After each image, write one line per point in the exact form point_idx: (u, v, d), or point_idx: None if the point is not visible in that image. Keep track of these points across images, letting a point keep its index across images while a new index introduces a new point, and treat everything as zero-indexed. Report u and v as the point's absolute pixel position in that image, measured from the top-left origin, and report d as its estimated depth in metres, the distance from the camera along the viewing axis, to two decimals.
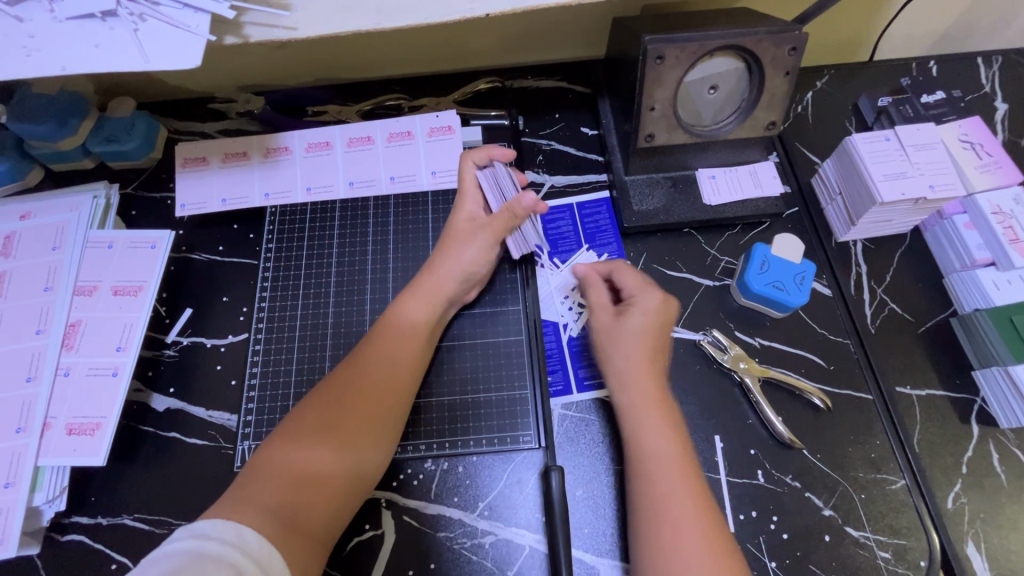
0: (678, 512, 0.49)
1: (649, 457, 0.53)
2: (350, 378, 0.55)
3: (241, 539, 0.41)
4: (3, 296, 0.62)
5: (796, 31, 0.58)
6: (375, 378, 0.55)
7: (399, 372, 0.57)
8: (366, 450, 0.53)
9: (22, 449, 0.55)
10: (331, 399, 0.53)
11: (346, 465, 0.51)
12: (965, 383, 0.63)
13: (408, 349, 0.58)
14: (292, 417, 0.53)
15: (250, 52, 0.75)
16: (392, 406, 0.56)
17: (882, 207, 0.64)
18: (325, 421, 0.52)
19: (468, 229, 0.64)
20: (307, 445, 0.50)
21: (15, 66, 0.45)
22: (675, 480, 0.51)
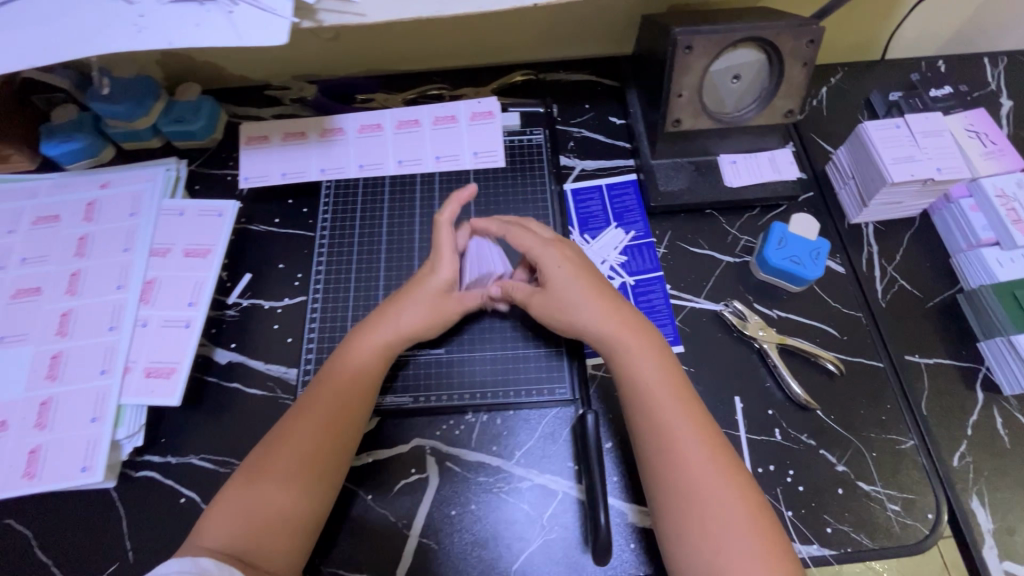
0: (682, 438, 0.54)
1: (653, 418, 0.56)
2: (298, 430, 0.57)
3: (200, 566, 0.45)
4: (86, 255, 0.68)
5: (814, 25, 0.64)
6: (328, 424, 0.57)
7: (350, 413, 0.59)
8: (323, 492, 0.56)
9: (106, 389, 0.60)
10: (285, 450, 0.56)
11: (308, 508, 0.55)
12: (971, 354, 0.68)
13: (358, 390, 0.60)
14: (254, 462, 0.56)
15: (307, 43, 0.82)
16: (344, 448, 0.58)
17: (892, 188, 0.69)
18: (279, 480, 0.54)
19: (427, 286, 0.63)
20: (266, 499, 0.53)
21: (127, 40, 0.52)
22: (671, 408, 0.56)
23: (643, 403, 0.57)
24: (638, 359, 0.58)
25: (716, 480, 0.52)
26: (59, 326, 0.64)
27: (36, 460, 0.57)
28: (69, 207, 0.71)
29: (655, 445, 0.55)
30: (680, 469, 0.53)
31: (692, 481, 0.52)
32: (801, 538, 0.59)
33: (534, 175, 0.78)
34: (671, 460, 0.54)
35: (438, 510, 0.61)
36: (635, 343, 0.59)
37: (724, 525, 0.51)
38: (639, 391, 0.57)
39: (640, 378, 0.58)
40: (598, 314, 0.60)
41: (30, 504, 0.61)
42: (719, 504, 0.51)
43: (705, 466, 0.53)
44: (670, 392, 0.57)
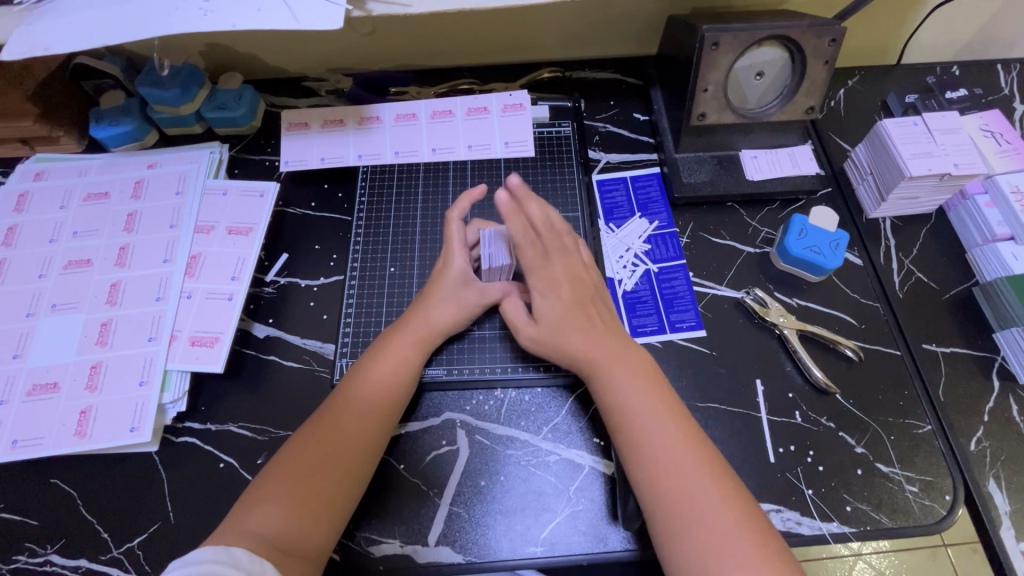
0: (669, 452, 0.54)
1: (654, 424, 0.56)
2: (311, 440, 0.56)
3: (233, 558, 0.45)
4: (134, 230, 0.71)
5: (836, 25, 0.66)
6: (351, 418, 0.58)
7: (374, 407, 0.59)
8: (336, 502, 0.55)
9: (153, 355, 0.63)
10: (304, 448, 0.56)
11: (321, 518, 0.53)
12: (986, 344, 0.70)
13: (374, 399, 0.59)
14: (279, 457, 0.56)
15: (345, 38, 0.85)
16: (361, 457, 0.57)
17: (910, 182, 0.72)
18: (289, 491, 0.53)
19: (445, 282, 0.66)
20: (276, 509, 0.51)
21: (192, 22, 0.55)
22: (653, 423, 0.56)
23: (625, 420, 0.57)
24: (616, 376, 0.59)
25: (710, 493, 0.51)
26: (109, 295, 0.67)
27: (87, 420, 0.60)
28: (117, 185, 0.75)
29: (641, 462, 0.54)
30: (668, 486, 0.52)
31: (683, 497, 0.52)
32: (821, 516, 0.61)
33: (561, 165, 0.81)
34: (658, 476, 0.53)
35: (468, 480, 0.63)
36: (610, 360, 0.60)
37: (723, 543, 0.49)
38: (620, 408, 0.57)
39: (619, 397, 0.58)
40: (579, 328, 0.61)
41: (76, 466, 0.63)
42: (714, 521, 0.50)
43: (696, 479, 0.52)
44: (650, 406, 0.57)
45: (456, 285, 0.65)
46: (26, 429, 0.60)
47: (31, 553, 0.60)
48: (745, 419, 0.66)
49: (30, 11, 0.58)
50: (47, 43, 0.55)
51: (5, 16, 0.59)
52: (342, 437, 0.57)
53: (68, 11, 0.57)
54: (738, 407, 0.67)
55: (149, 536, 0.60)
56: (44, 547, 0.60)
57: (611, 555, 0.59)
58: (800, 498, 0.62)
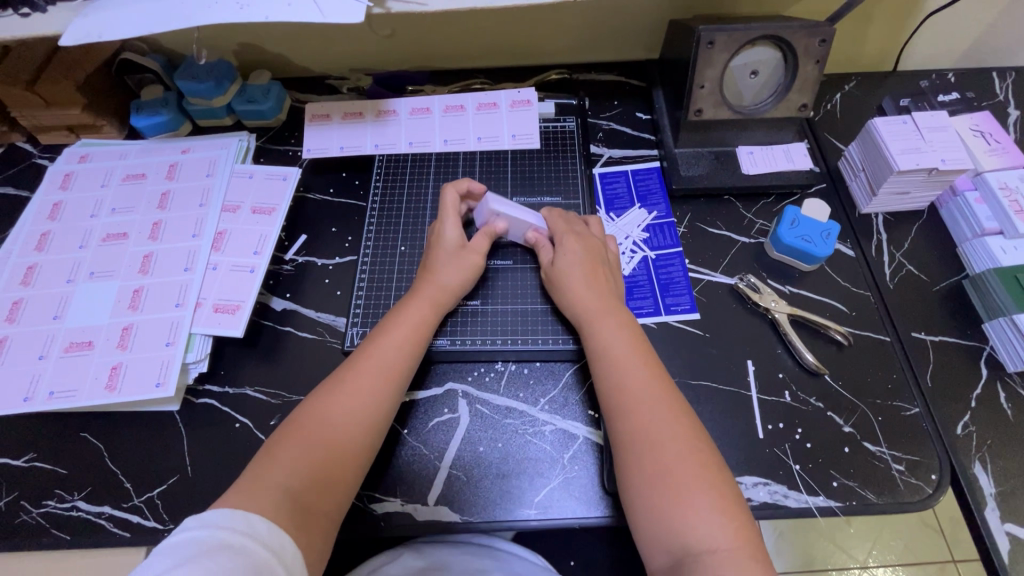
0: (640, 394, 0.57)
1: (636, 392, 0.57)
2: (330, 398, 0.59)
3: (251, 526, 0.48)
4: (167, 207, 0.77)
5: (826, 26, 0.70)
6: (366, 377, 0.61)
7: (388, 368, 0.62)
8: (354, 459, 0.58)
9: (179, 319, 0.68)
10: (323, 405, 0.59)
11: (342, 474, 0.57)
12: (975, 333, 0.72)
13: (390, 362, 0.63)
14: (299, 413, 0.59)
15: (367, 39, 0.92)
16: (377, 415, 0.60)
17: (899, 176, 0.74)
18: (308, 447, 0.56)
19: (449, 255, 0.70)
20: (295, 462, 0.55)
21: (230, 14, 0.61)
22: (630, 369, 0.59)
23: (605, 367, 0.60)
24: (605, 328, 0.63)
25: (673, 436, 0.54)
26: (142, 265, 0.72)
27: (117, 375, 0.65)
28: (153, 167, 0.81)
29: (613, 402, 0.58)
30: (635, 423, 0.56)
31: (647, 435, 0.55)
32: (808, 490, 0.63)
33: (565, 158, 0.85)
34: (625, 416, 0.57)
35: (468, 447, 0.66)
36: (601, 318, 0.64)
37: (676, 479, 0.52)
38: (603, 355, 0.61)
39: (604, 346, 0.62)
40: (581, 294, 0.66)
41: (103, 421, 0.68)
42: (672, 459, 0.53)
43: (662, 421, 0.55)
44: (632, 357, 0.60)
45: (453, 249, 0.71)
46: (61, 382, 0.65)
47: (59, 499, 0.64)
48: (735, 397, 0.68)
49: (87, 5, 0.65)
50: (101, 31, 0.62)
51: (65, 9, 0.66)
52: (362, 399, 0.60)
53: (121, 4, 0.63)
54: (730, 386, 0.69)
55: (168, 487, 0.64)
56: (71, 494, 0.64)
57: (600, 519, 0.62)
58: (787, 472, 0.64)
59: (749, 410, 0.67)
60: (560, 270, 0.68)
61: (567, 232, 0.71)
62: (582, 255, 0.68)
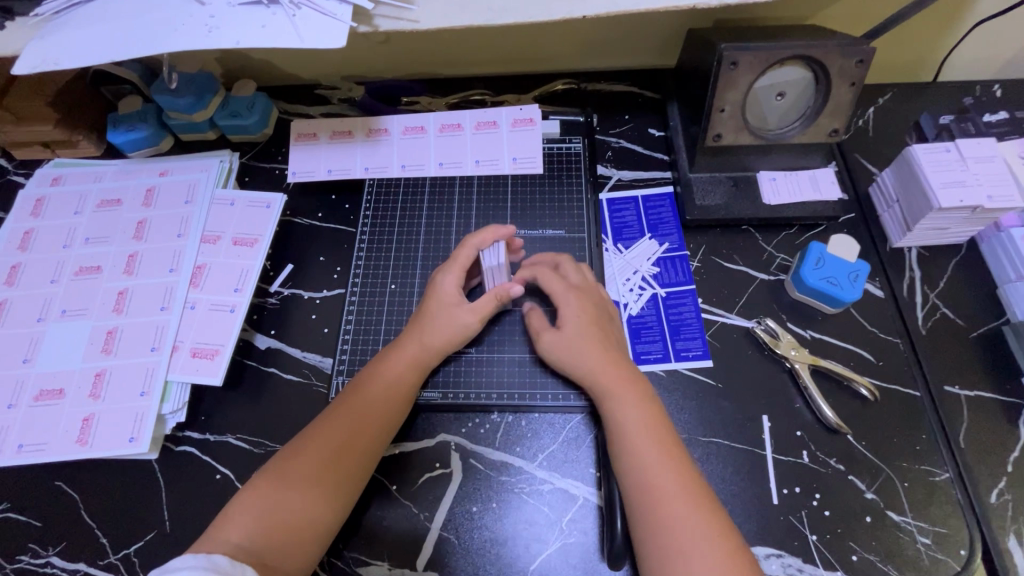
0: (664, 486, 0.53)
1: (656, 473, 0.53)
2: (298, 454, 0.56)
3: (212, 563, 0.45)
4: (143, 238, 0.72)
5: (865, 45, 0.63)
6: (339, 434, 0.57)
7: (363, 425, 0.58)
8: (321, 518, 0.54)
9: (155, 365, 0.65)
10: (294, 462, 0.56)
11: (307, 534, 0.53)
12: (1015, 388, 0.66)
13: (366, 418, 0.59)
14: (269, 467, 0.56)
15: (358, 47, 0.85)
16: (348, 474, 0.57)
17: (939, 214, 0.67)
18: (268, 503, 0.53)
19: (436, 300, 0.65)
20: (253, 518, 0.52)
21: (197, 39, 0.55)
22: (649, 449, 0.55)
23: (621, 446, 0.56)
24: (624, 393, 0.59)
25: (698, 533, 0.50)
26: (116, 303, 0.68)
27: (89, 428, 0.62)
28: (130, 192, 0.76)
29: (636, 494, 0.53)
30: (659, 520, 0.51)
31: (674, 533, 0.50)
32: (825, 564, 0.58)
33: (570, 182, 0.79)
34: (650, 512, 0.52)
35: (460, 506, 0.62)
36: (614, 386, 0.59)
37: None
38: (622, 439, 0.56)
39: (622, 427, 0.57)
40: (593, 363, 0.61)
41: (80, 470, 0.65)
42: (698, 561, 0.49)
43: (686, 507, 0.51)
44: (653, 431, 0.56)
45: (448, 302, 0.65)
46: (31, 434, 0.62)
47: (33, 555, 0.61)
48: (749, 456, 0.63)
49: (43, 24, 0.59)
50: (57, 58, 0.56)
51: (21, 27, 0.60)
52: (328, 458, 0.56)
53: (79, 25, 0.57)
54: (743, 443, 0.64)
55: (145, 544, 0.61)
56: (46, 549, 0.61)
57: None
58: (803, 543, 0.59)
59: (763, 471, 0.62)
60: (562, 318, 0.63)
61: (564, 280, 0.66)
62: (579, 305, 0.64)
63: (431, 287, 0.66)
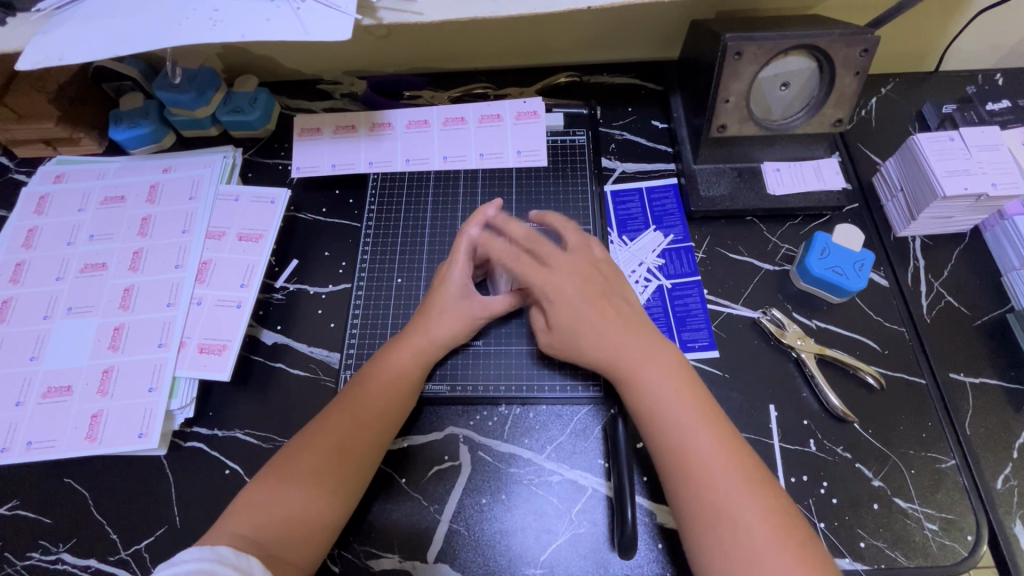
0: (696, 442, 0.52)
1: (690, 447, 0.52)
2: (319, 431, 0.57)
3: (218, 554, 0.45)
4: (148, 235, 0.72)
5: (869, 34, 0.63)
6: (342, 429, 0.57)
7: (365, 419, 0.58)
8: (326, 510, 0.54)
9: (162, 361, 0.65)
10: (298, 457, 0.56)
11: (326, 508, 0.54)
12: (1019, 375, 0.66)
13: (380, 400, 0.59)
14: (273, 463, 0.56)
15: (359, 41, 0.84)
16: (351, 468, 0.56)
17: (944, 202, 0.68)
18: (275, 498, 0.53)
19: (445, 294, 0.65)
20: (261, 512, 0.52)
21: (202, 33, 0.55)
22: (683, 421, 0.54)
23: (652, 420, 0.55)
24: (644, 366, 0.57)
25: (734, 484, 0.50)
26: (122, 300, 0.68)
27: (98, 424, 0.62)
28: (133, 189, 0.75)
29: (667, 450, 0.53)
30: (697, 482, 0.51)
31: (709, 485, 0.51)
32: (833, 551, 0.59)
33: (574, 175, 0.79)
34: (683, 468, 0.52)
35: (469, 498, 0.62)
36: (636, 359, 0.58)
37: (751, 544, 0.48)
38: (645, 398, 0.56)
39: (652, 399, 0.56)
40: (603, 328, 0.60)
41: (89, 466, 0.65)
42: (738, 514, 0.49)
43: (727, 476, 0.51)
44: (680, 402, 0.55)
45: (457, 296, 0.65)
46: (40, 432, 0.62)
47: (44, 551, 0.61)
48: (756, 446, 0.64)
49: (46, 19, 0.59)
50: (61, 53, 0.56)
51: (24, 23, 0.59)
52: (332, 452, 0.56)
53: (82, 20, 0.57)
54: (750, 433, 0.64)
55: (156, 539, 0.61)
56: (56, 546, 0.61)
57: None
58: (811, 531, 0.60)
59: (771, 460, 0.63)
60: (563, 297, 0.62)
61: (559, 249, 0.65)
62: (580, 283, 0.62)
63: (439, 281, 0.66)
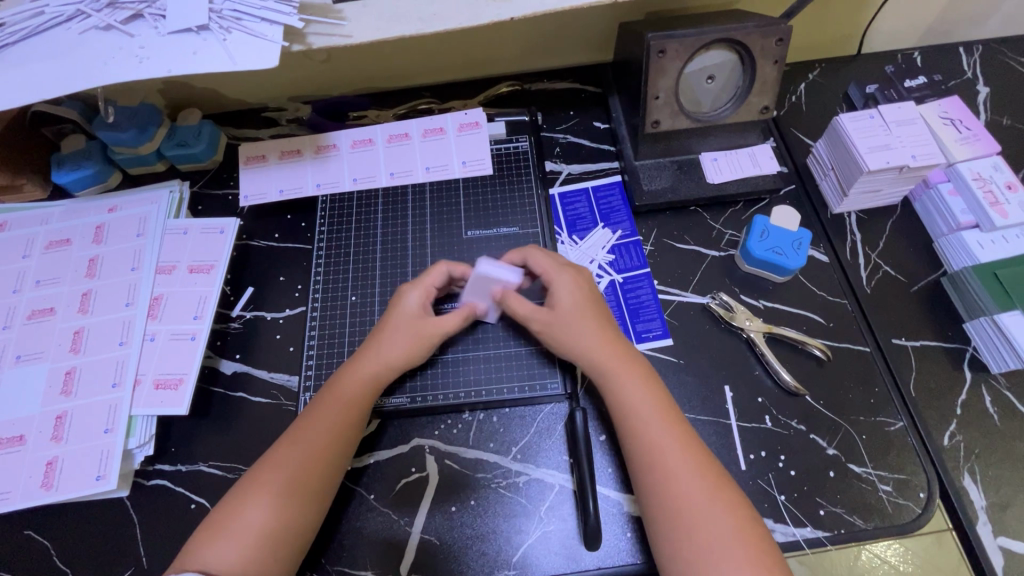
0: (667, 453, 0.55)
1: (658, 456, 0.55)
2: (297, 438, 0.58)
3: None
4: (96, 275, 0.71)
5: (781, 25, 0.66)
6: (305, 454, 0.57)
7: (324, 443, 0.58)
8: (297, 531, 0.55)
9: (118, 401, 0.64)
10: (260, 487, 0.55)
11: (298, 527, 0.55)
12: (957, 335, 0.69)
13: (336, 422, 0.60)
14: (236, 493, 0.56)
15: (300, 66, 0.85)
16: (318, 491, 0.57)
17: (869, 176, 0.71)
18: (245, 527, 0.53)
19: (400, 316, 0.65)
20: (237, 542, 0.52)
21: (130, 68, 0.56)
22: (658, 432, 0.57)
23: (628, 425, 0.58)
24: (626, 379, 0.60)
25: (698, 491, 0.53)
26: (73, 343, 0.67)
27: (54, 471, 0.61)
28: (79, 231, 0.75)
29: (642, 464, 0.56)
30: (666, 488, 0.54)
31: (681, 497, 0.53)
32: (795, 521, 0.60)
33: (520, 180, 0.80)
34: (655, 475, 0.55)
35: (438, 509, 0.63)
36: (620, 366, 0.61)
37: (714, 540, 0.51)
38: (626, 417, 0.58)
39: (628, 405, 0.59)
40: (590, 341, 0.62)
41: (51, 516, 0.63)
42: (705, 522, 0.52)
43: (694, 481, 0.54)
44: (654, 411, 0.58)
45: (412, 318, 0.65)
46: None
47: None
48: (716, 427, 0.65)
49: None
50: None
51: None
52: (293, 477, 0.56)
53: (7, 66, 0.57)
54: (710, 415, 0.66)
55: None
56: None
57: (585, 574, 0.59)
58: (773, 504, 0.61)
59: (729, 440, 0.64)
60: (564, 311, 0.64)
61: (564, 266, 0.67)
62: (579, 291, 0.65)
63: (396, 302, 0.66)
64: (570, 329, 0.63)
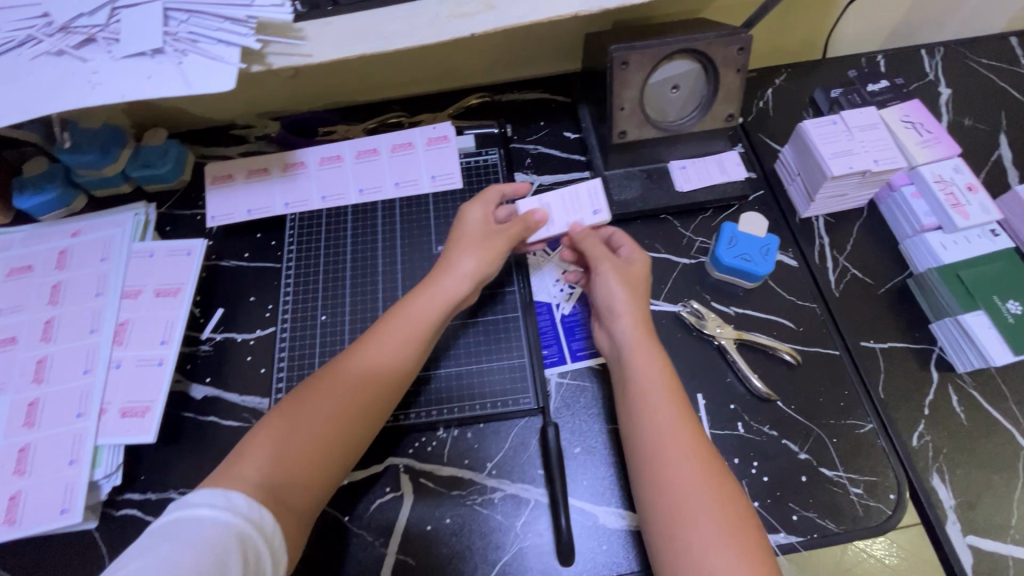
0: (670, 437, 0.55)
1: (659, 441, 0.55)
2: (330, 383, 0.57)
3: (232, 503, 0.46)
4: (59, 302, 0.70)
5: (742, 34, 0.67)
6: (337, 394, 0.56)
7: (360, 387, 0.57)
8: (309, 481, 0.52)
9: (83, 431, 0.63)
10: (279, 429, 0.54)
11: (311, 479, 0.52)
12: (924, 335, 0.70)
13: (378, 370, 0.59)
14: (255, 433, 0.54)
15: (266, 83, 0.85)
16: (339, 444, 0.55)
17: (834, 182, 0.72)
18: (263, 460, 0.51)
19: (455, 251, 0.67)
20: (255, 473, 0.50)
21: (84, 95, 0.55)
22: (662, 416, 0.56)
23: (634, 411, 0.58)
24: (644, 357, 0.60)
25: (698, 476, 0.52)
26: (35, 373, 0.66)
27: (16, 506, 0.59)
28: (41, 257, 0.73)
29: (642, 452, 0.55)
30: (663, 475, 0.53)
31: (682, 482, 0.52)
32: (768, 528, 0.61)
33: None
34: (657, 460, 0.54)
35: (414, 527, 0.62)
36: (639, 344, 0.61)
37: (709, 527, 0.49)
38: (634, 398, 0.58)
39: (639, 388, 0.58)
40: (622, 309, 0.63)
41: (16, 551, 0.62)
42: (704, 506, 0.50)
43: (695, 466, 0.53)
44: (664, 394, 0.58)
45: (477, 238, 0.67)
46: None
47: None
48: None
49: None
50: None
51: None
52: (320, 420, 0.54)
53: None
54: None
55: None
56: None
57: None
58: None
59: None
60: (623, 272, 0.66)
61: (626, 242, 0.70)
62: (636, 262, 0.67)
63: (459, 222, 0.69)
64: (615, 288, 0.64)
